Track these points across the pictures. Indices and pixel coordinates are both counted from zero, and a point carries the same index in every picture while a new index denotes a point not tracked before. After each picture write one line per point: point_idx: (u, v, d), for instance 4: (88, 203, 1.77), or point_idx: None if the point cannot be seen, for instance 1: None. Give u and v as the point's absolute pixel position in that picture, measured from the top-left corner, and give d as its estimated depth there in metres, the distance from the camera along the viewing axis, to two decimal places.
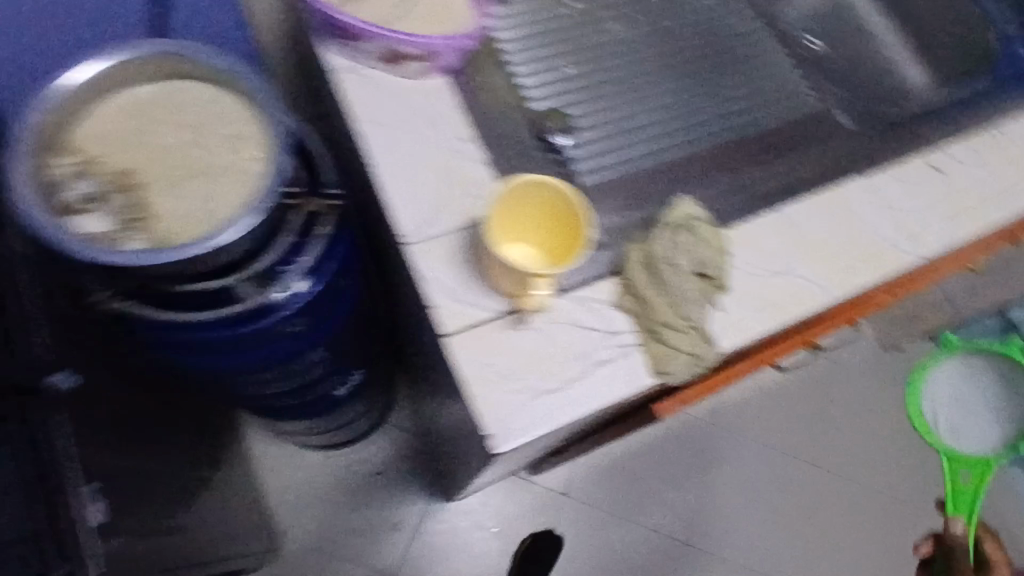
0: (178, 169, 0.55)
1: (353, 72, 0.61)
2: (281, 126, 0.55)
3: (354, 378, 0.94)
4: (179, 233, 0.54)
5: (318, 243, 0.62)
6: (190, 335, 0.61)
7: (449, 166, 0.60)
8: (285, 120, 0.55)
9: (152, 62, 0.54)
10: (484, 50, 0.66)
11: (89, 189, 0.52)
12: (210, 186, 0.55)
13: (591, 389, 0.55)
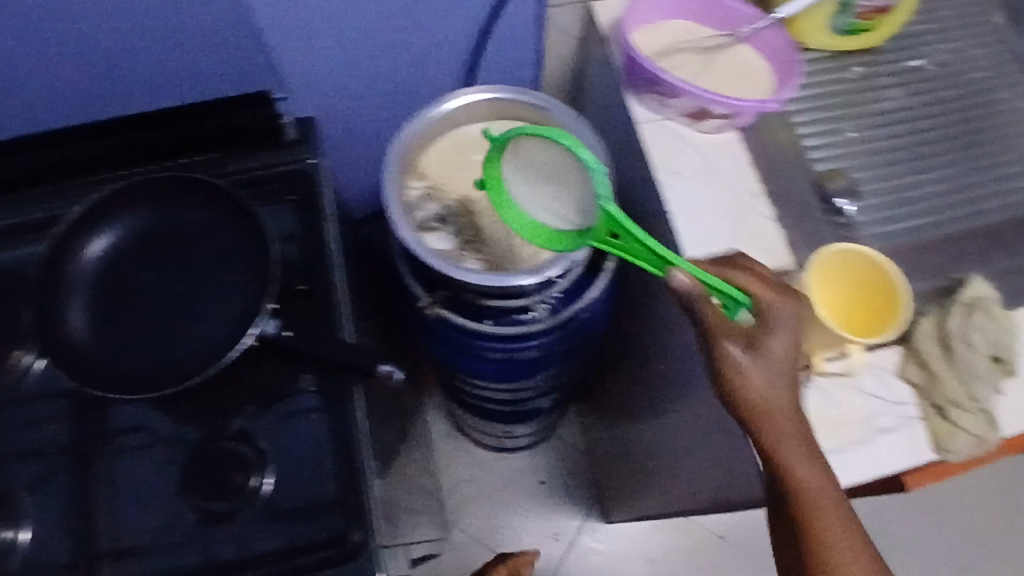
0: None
1: (657, 123, 0.67)
2: (604, 173, 0.68)
3: (548, 397, 1.02)
4: (501, 255, 0.70)
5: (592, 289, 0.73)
6: (463, 337, 0.75)
7: (741, 217, 0.63)
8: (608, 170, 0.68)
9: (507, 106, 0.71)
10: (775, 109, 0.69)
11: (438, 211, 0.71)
12: None
13: (876, 451, 0.58)
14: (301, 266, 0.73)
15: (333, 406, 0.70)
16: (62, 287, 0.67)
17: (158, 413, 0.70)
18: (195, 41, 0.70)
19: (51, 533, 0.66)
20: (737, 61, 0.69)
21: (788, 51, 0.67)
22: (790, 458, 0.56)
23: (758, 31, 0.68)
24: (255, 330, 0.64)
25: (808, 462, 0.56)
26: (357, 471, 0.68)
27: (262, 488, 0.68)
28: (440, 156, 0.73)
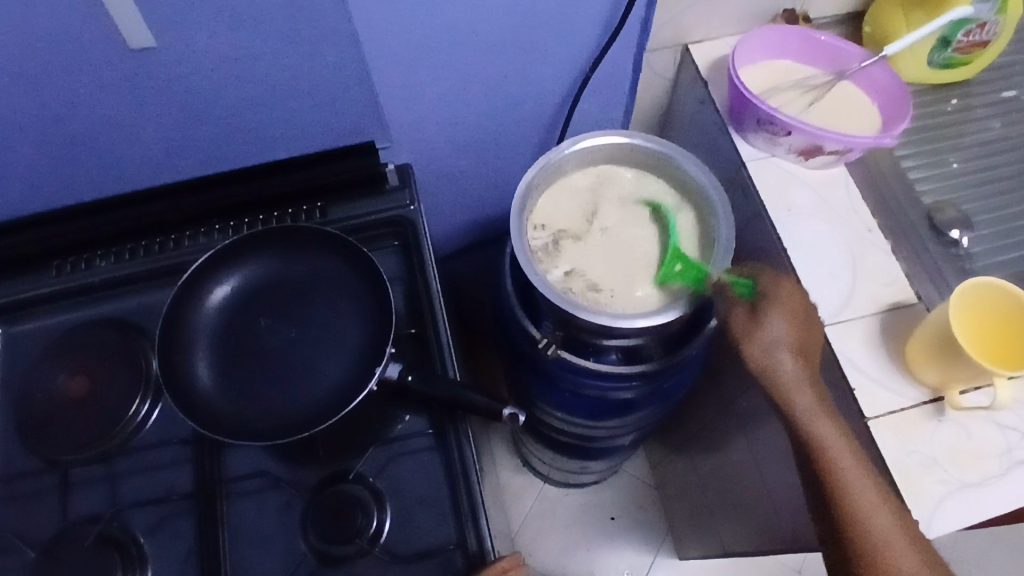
0: (621, 240, 0.73)
1: (765, 163, 0.70)
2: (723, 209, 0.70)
3: (627, 437, 0.99)
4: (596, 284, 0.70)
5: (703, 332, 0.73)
6: (569, 374, 0.75)
7: (858, 252, 0.65)
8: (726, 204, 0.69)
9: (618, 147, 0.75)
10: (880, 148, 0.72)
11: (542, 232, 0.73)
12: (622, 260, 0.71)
13: (1018, 484, 0.57)
14: (409, 308, 0.76)
15: (448, 448, 0.71)
16: (190, 335, 0.70)
17: (275, 457, 0.71)
18: (314, 94, 0.73)
19: None
20: (842, 103, 0.72)
21: (897, 89, 0.69)
22: (837, 455, 0.56)
23: (865, 72, 0.71)
24: (380, 372, 0.67)
25: (843, 451, 0.57)
26: (476, 513, 0.68)
27: (381, 532, 0.67)
28: (556, 200, 0.75)
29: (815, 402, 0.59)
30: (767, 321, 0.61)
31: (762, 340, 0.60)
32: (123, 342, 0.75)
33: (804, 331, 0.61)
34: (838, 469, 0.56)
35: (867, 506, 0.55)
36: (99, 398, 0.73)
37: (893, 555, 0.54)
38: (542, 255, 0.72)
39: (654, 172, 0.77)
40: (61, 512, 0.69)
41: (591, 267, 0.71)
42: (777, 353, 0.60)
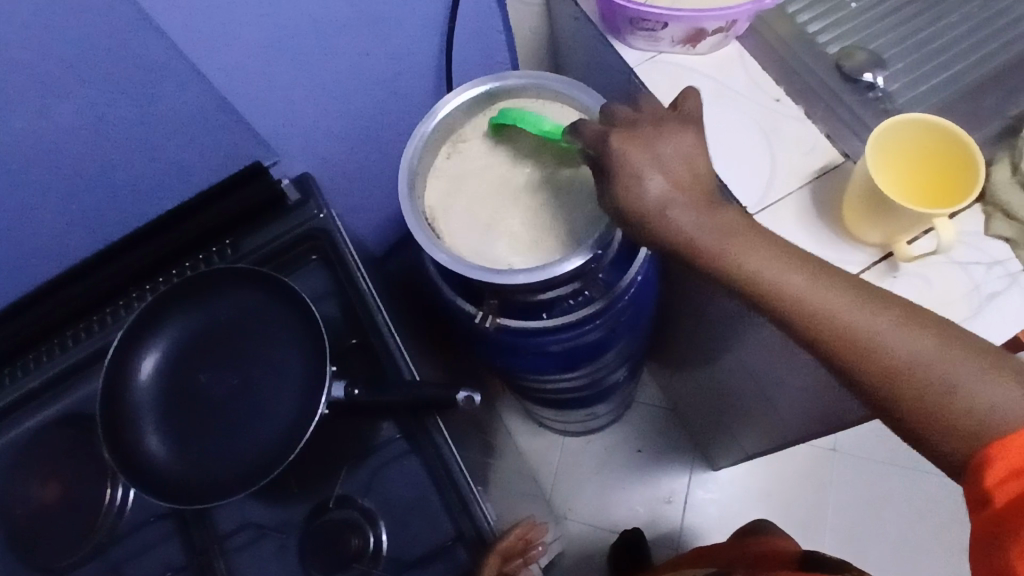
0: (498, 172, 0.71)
1: (652, 65, 0.66)
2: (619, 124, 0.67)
3: (620, 371, 0.97)
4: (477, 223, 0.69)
5: (638, 260, 0.71)
6: (518, 338, 0.73)
7: (770, 128, 0.61)
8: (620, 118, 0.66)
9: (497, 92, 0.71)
10: (768, 11, 0.67)
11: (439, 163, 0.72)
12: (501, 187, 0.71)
13: (990, 319, 0.54)
14: (345, 318, 0.73)
15: (422, 447, 0.68)
16: (133, 415, 0.68)
17: (260, 506, 0.69)
18: (180, 136, 0.68)
19: None
20: None
21: None
22: (779, 286, 0.51)
23: None
24: (325, 396, 0.65)
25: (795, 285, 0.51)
26: (469, 502, 0.66)
27: (381, 545, 0.66)
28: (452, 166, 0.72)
29: (732, 237, 0.52)
30: (642, 177, 0.54)
31: (646, 198, 0.54)
32: (78, 439, 0.72)
33: (686, 164, 0.55)
34: (788, 295, 0.51)
35: (837, 314, 0.50)
36: (73, 500, 0.71)
37: (885, 347, 0.49)
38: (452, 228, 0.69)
39: (543, 103, 0.73)
40: None
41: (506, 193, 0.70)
42: (668, 206, 0.53)
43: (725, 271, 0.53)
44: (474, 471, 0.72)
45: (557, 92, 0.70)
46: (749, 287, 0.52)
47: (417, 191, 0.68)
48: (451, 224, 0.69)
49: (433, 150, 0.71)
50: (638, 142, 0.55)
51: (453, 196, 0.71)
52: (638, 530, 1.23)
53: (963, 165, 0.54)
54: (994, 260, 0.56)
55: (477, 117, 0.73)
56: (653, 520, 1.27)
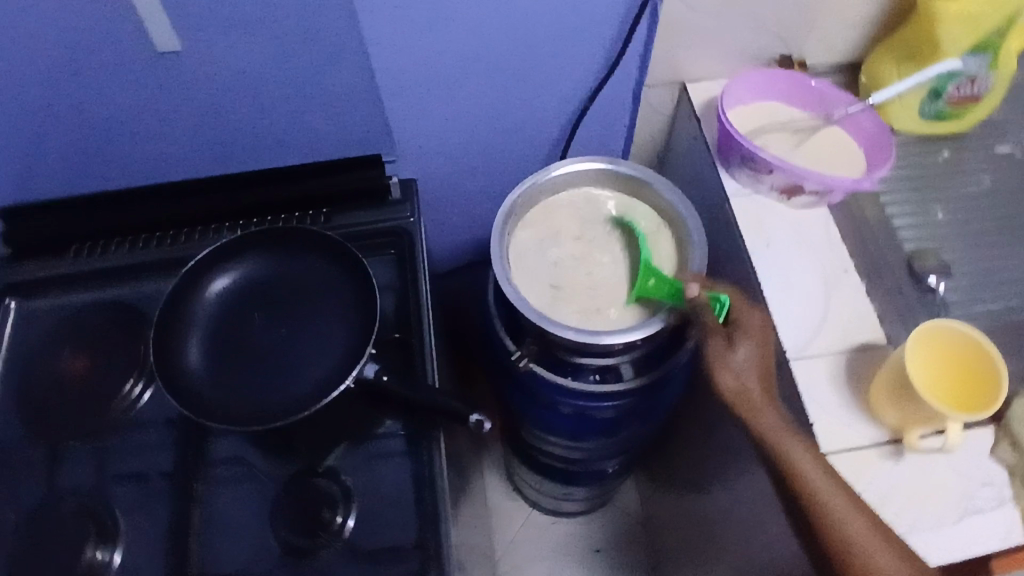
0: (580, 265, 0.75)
1: (746, 198, 0.72)
2: (700, 237, 0.72)
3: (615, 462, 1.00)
4: (539, 278, 0.74)
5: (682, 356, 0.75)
6: (542, 386, 0.77)
7: (831, 290, 0.67)
8: (702, 233, 0.72)
9: (601, 170, 0.77)
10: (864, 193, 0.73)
11: (531, 232, 0.77)
12: (584, 277, 0.74)
13: (970, 532, 0.57)
14: (397, 315, 0.78)
15: (417, 454, 0.71)
16: (185, 322, 0.74)
17: (253, 448, 0.73)
18: (324, 107, 0.77)
19: (146, 556, 0.68)
20: (823, 141, 0.73)
21: (876, 131, 0.72)
22: (823, 500, 0.56)
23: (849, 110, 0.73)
24: (356, 372, 0.69)
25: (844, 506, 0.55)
26: (439, 520, 0.68)
27: (345, 528, 0.68)
28: (539, 219, 0.78)
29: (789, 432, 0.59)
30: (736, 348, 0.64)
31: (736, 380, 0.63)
32: (125, 326, 0.78)
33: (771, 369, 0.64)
34: (820, 500, 0.56)
35: (858, 537, 0.54)
36: (96, 373, 0.76)
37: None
38: (520, 271, 0.74)
39: (643, 200, 0.78)
40: (49, 482, 0.71)
41: (599, 299, 0.73)
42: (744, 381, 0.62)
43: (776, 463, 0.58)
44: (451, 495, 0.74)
45: (654, 190, 0.76)
46: (795, 492, 0.57)
47: (507, 229, 0.74)
48: (529, 263, 0.75)
49: (535, 201, 0.77)
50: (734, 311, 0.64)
51: (531, 246, 0.76)
52: None
53: (993, 398, 0.57)
54: (990, 482, 0.59)
55: (584, 188, 0.79)
56: None
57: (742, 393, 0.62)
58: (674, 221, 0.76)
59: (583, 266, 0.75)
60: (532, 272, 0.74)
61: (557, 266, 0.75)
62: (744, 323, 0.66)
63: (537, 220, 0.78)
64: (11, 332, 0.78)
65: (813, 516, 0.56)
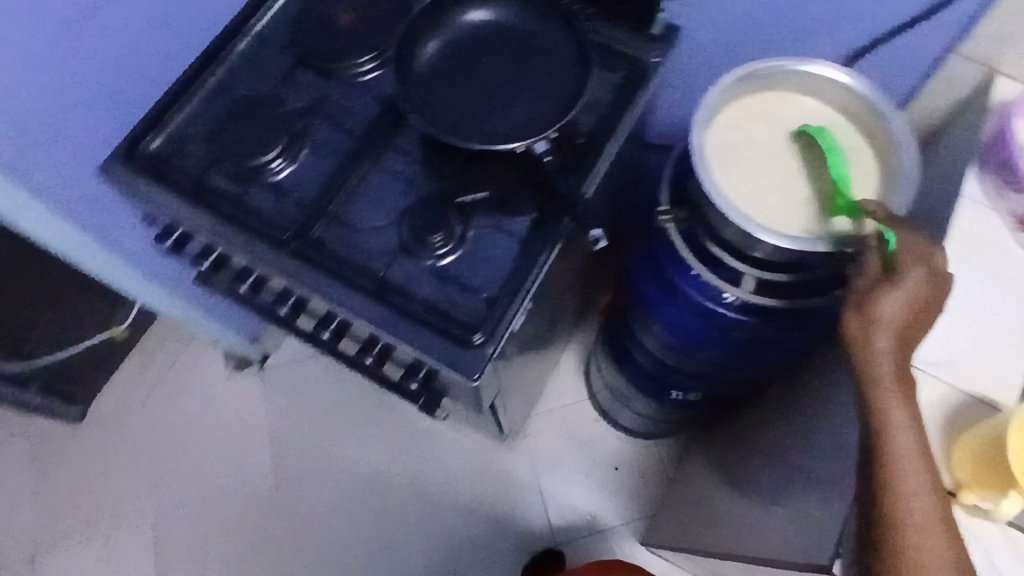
0: (764, 147, 0.69)
1: (980, 204, 0.69)
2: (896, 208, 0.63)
3: (694, 395, 1.00)
4: (726, 144, 0.69)
5: (820, 301, 0.68)
6: (665, 257, 0.76)
7: (997, 339, 0.64)
8: (901, 207, 0.63)
9: (858, 93, 0.68)
10: None
11: (749, 104, 0.71)
12: (758, 159, 0.69)
13: None
14: (594, 128, 0.80)
15: (532, 245, 0.76)
16: (437, 25, 0.81)
17: (418, 155, 0.81)
18: None
19: (302, 182, 0.81)
20: None
21: None
22: (901, 477, 0.52)
23: None
24: (530, 141, 0.74)
25: (919, 496, 0.52)
26: (515, 300, 0.74)
27: (445, 256, 0.76)
28: (766, 101, 0.71)
29: (901, 403, 0.54)
30: (883, 296, 0.56)
31: (878, 327, 0.56)
32: (388, 12, 0.88)
33: (910, 334, 0.56)
34: (897, 475, 0.52)
35: (920, 533, 0.51)
36: (351, 35, 0.87)
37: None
38: (715, 127, 0.70)
39: (875, 145, 0.69)
40: (273, 89, 0.85)
41: (754, 182, 0.68)
42: (883, 330, 0.56)
43: (871, 420, 0.54)
44: (538, 295, 0.79)
45: (893, 144, 0.67)
46: (874, 456, 0.53)
47: (733, 90, 0.70)
48: (721, 134, 0.69)
49: (765, 83, 0.71)
50: (914, 265, 0.57)
51: (740, 113, 0.71)
52: (557, 554, 1.29)
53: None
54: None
55: (821, 100, 0.71)
56: (566, 514, 1.33)
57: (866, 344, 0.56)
58: (886, 180, 0.67)
59: (765, 152, 0.69)
60: (723, 132, 0.69)
61: (744, 133, 0.70)
62: (903, 271, 0.57)
63: (764, 98, 0.71)
64: None
65: (878, 486, 0.53)
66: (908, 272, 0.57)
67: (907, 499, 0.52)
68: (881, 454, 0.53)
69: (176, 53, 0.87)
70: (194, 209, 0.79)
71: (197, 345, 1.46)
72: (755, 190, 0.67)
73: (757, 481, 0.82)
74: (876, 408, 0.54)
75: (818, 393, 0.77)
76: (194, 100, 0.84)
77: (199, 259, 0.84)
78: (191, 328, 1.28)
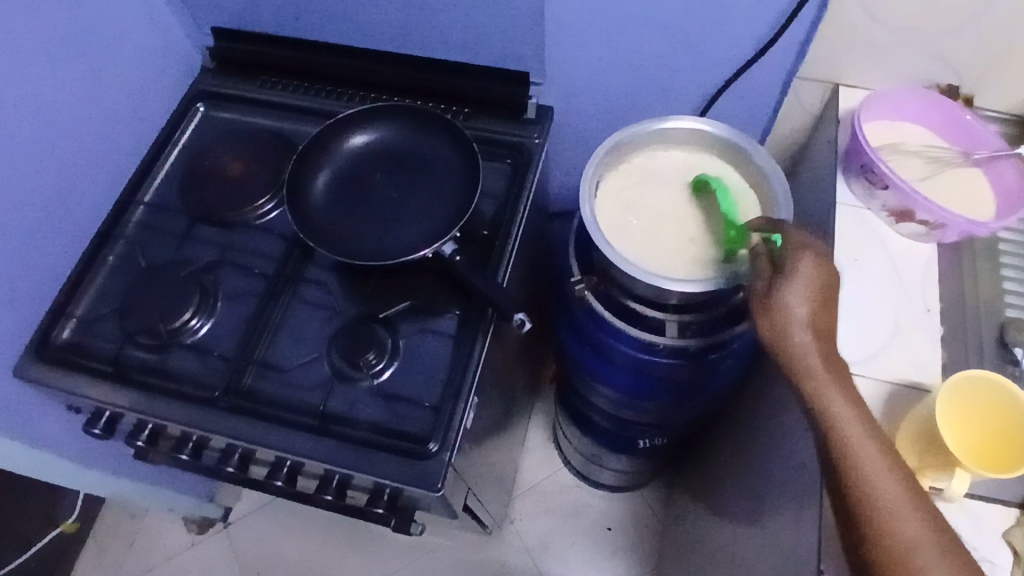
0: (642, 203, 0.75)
1: (854, 210, 0.77)
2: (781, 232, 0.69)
3: (658, 440, 1.01)
4: (615, 209, 0.75)
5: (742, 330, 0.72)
6: (592, 323, 0.78)
7: (901, 327, 0.69)
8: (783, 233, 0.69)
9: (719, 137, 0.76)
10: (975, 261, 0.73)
11: (628, 169, 0.77)
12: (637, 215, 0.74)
13: None
14: (494, 217, 0.83)
15: (463, 339, 0.77)
16: (325, 157, 0.84)
17: (334, 281, 0.83)
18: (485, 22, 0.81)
19: (223, 335, 0.81)
20: (957, 179, 0.76)
21: (1017, 188, 0.73)
22: (852, 448, 0.54)
23: (989, 162, 0.76)
24: (436, 247, 0.75)
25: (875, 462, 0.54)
26: (459, 399, 0.74)
27: (381, 375, 0.76)
28: (642, 163, 0.78)
29: (835, 386, 0.56)
30: (787, 289, 0.59)
31: (793, 314, 0.58)
32: (274, 153, 0.91)
33: (824, 312, 0.59)
34: (847, 447, 0.54)
35: (886, 498, 0.52)
36: (243, 181, 0.89)
37: (911, 551, 0.51)
38: (602, 195, 0.76)
39: (747, 177, 0.76)
40: (177, 251, 0.86)
41: (634, 234, 0.73)
42: (798, 317, 0.58)
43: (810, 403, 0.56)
44: (481, 387, 0.80)
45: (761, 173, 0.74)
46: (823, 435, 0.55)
47: (608, 160, 0.76)
48: (608, 200, 0.75)
49: (636, 146, 0.77)
50: (801, 254, 0.60)
51: (622, 177, 0.77)
52: None
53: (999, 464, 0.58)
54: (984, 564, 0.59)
55: (689, 145, 0.78)
56: None
57: (783, 341, 0.58)
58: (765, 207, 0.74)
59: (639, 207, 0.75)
60: (610, 199, 0.75)
61: (621, 193, 0.76)
62: (794, 263, 0.60)
63: (639, 160, 0.78)
64: (191, 129, 0.94)
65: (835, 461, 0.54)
66: (800, 262, 0.59)
67: (864, 467, 0.53)
68: (828, 432, 0.55)
69: (71, 237, 0.87)
70: (117, 388, 0.77)
71: (154, 516, 1.39)
72: (638, 239, 0.73)
73: (737, 514, 0.83)
74: (814, 397, 0.56)
75: (771, 412, 0.79)
76: (97, 281, 0.85)
77: (133, 436, 0.80)
78: (142, 501, 1.22)
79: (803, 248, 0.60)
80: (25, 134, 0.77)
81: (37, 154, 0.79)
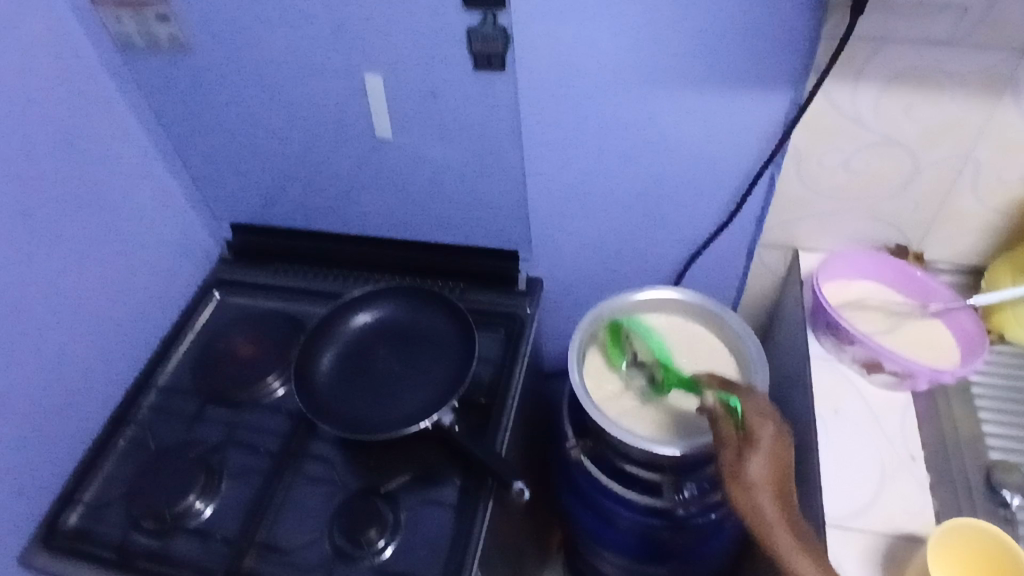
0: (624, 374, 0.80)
1: (828, 363, 0.81)
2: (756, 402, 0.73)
3: None
4: (600, 380, 0.79)
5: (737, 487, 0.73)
6: (590, 486, 0.80)
7: (888, 477, 0.71)
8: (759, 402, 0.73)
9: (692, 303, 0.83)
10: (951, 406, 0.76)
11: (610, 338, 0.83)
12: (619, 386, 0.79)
13: None
14: (490, 385, 0.87)
15: (464, 509, 0.78)
16: (328, 337, 0.89)
17: (336, 455, 0.85)
18: (477, 208, 0.91)
19: (227, 515, 0.81)
20: (918, 330, 0.81)
21: (974, 336, 0.78)
22: None
23: (945, 313, 0.81)
24: (435, 417, 0.79)
25: None
26: (461, 572, 0.73)
27: (382, 552, 0.76)
28: None
29: (804, 550, 0.58)
30: (749, 461, 0.63)
31: (757, 482, 0.62)
32: (283, 333, 0.97)
33: (785, 481, 0.63)
34: None
35: None
36: (252, 361, 0.94)
37: None
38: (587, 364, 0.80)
39: (723, 338, 0.82)
40: (187, 432, 0.89)
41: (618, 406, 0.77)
42: (761, 484, 0.61)
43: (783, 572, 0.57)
44: (483, 558, 0.79)
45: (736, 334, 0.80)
46: None
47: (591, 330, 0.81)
48: (594, 371, 0.80)
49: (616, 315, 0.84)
50: (759, 425, 0.65)
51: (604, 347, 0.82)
52: None
53: None
54: None
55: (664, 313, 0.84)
56: None
57: (757, 511, 0.60)
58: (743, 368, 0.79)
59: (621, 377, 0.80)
60: (595, 370, 0.80)
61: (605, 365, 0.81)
62: (758, 434, 0.65)
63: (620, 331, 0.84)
64: (206, 314, 1.01)
65: None
66: (759, 431, 0.65)
67: None
68: None
69: None
70: None
71: None
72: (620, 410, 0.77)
73: None
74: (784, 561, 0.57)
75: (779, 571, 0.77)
76: (106, 466, 0.87)
77: None
78: None
79: (760, 416, 0.66)
80: (58, 329, 0.83)
81: (68, 347, 0.85)
